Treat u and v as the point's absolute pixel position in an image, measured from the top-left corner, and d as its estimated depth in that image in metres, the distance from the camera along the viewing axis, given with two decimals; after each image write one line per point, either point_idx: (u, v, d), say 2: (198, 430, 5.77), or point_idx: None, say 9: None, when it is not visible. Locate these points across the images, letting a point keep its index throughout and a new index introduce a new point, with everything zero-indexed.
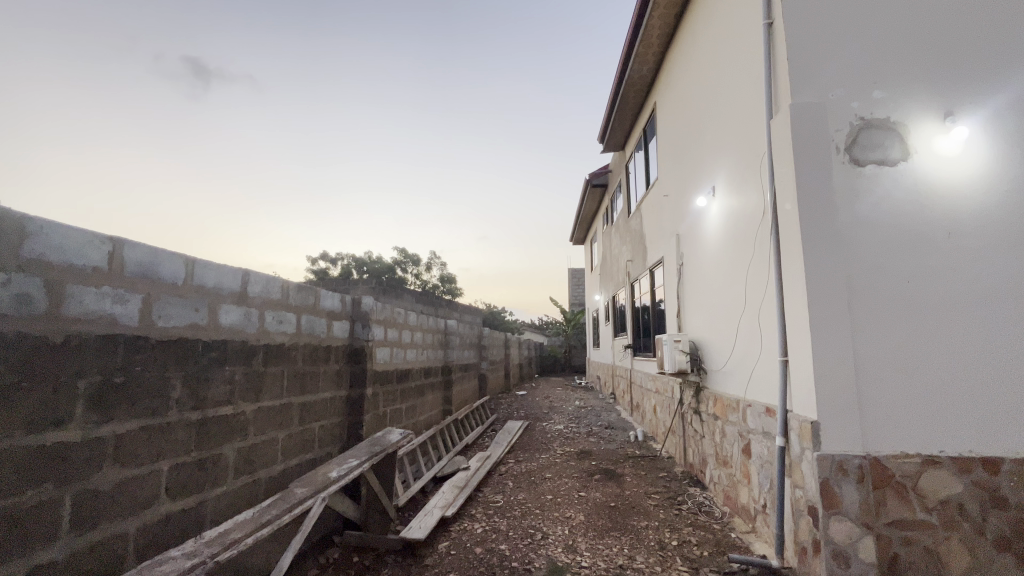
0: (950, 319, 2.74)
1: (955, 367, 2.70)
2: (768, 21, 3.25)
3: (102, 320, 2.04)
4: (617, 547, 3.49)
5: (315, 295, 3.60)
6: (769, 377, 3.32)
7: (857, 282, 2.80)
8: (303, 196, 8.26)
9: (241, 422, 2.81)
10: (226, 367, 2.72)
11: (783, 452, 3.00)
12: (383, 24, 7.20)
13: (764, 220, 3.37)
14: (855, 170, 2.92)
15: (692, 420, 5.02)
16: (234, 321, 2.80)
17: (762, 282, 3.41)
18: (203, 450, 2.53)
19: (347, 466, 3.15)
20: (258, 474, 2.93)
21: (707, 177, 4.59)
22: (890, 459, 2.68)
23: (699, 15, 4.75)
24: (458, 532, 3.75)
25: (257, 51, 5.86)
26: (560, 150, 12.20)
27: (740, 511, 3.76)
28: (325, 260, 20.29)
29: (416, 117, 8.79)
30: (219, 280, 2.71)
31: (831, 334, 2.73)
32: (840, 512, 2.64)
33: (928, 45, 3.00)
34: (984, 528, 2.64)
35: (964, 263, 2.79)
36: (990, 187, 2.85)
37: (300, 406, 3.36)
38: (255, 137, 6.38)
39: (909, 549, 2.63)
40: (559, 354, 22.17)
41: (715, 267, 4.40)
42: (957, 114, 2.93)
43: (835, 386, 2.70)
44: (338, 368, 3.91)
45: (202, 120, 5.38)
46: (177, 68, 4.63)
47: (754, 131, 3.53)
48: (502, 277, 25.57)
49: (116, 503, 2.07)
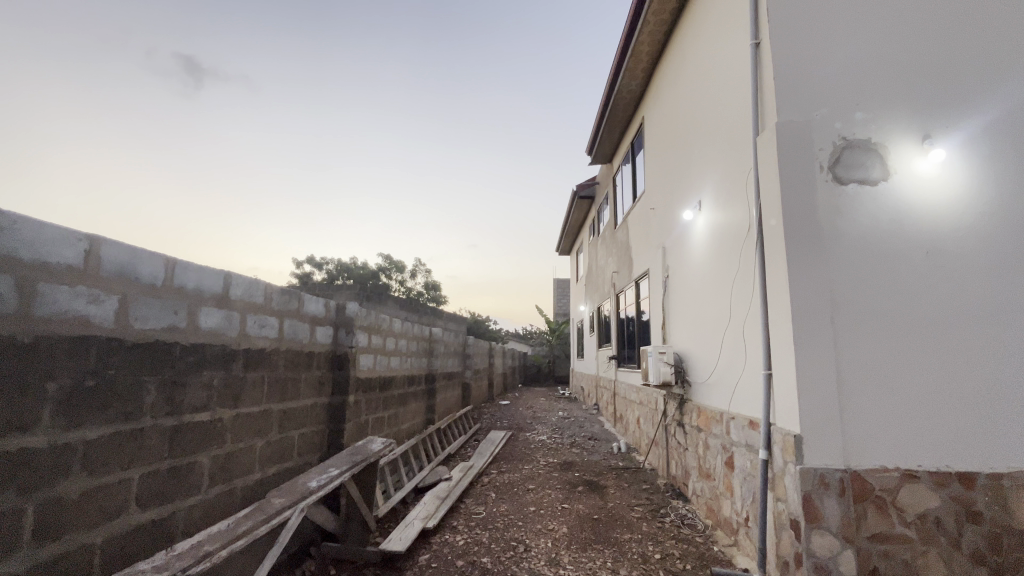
0: (929, 335, 2.81)
1: (934, 382, 2.76)
2: (755, 41, 3.31)
3: (76, 320, 1.97)
4: (600, 560, 3.46)
5: (299, 300, 3.53)
6: (753, 390, 3.34)
7: (840, 298, 2.85)
8: (290, 199, 8.17)
9: (218, 429, 2.73)
10: (204, 372, 2.64)
11: (766, 465, 3.01)
12: (379, 30, 7.23)
13: (750, 236, 3.41)
14: (838, 188, 2.99)
15: (676, 432, 5.03)
16: (215, 324, 2.72)
17: (746, 296, 3.45)
18: (177, 458, 2.44)
19: (327, 476, 3.07)
20: (234, 483, 2.83)
21: (693, 191, 4.65)
22: (871, 473, 2.71)
23: (688, 33, 4.84)
24: (439, 545, 3.67)
25: (251, 53, 5.83)
26: (548, 161, 12.31)
27: (723, 524, 3.76)
28: (310, 265, 20.06)
29: (408, 124, 8.80)
30: (200, 282, 2.64)
31: (814, 349, 2.78)
32: (821, 525, 2.66)
33: (908, 71, 3.10)
34: (960, 542, 2.69)
35: (941, 282, 2.86)
36: (965, 208, 2.94)
37: (280, 413, 3.28)
38: (246, 139, 6.30)
39: (888, 562, 2.66)
40: (543, 364, 22.19)
41: (700, 280, 4.44)
42: (935, 137, 3.02)
43: (817, 400, 2.73)
44: (320, 374, 3.84)
45: (193, 120, 5.29)
46: (169, 65, 4.53)
47: (740, 148, 3.59)
48: (489, 286, 25.57)
49: (83, 513, 1.98)
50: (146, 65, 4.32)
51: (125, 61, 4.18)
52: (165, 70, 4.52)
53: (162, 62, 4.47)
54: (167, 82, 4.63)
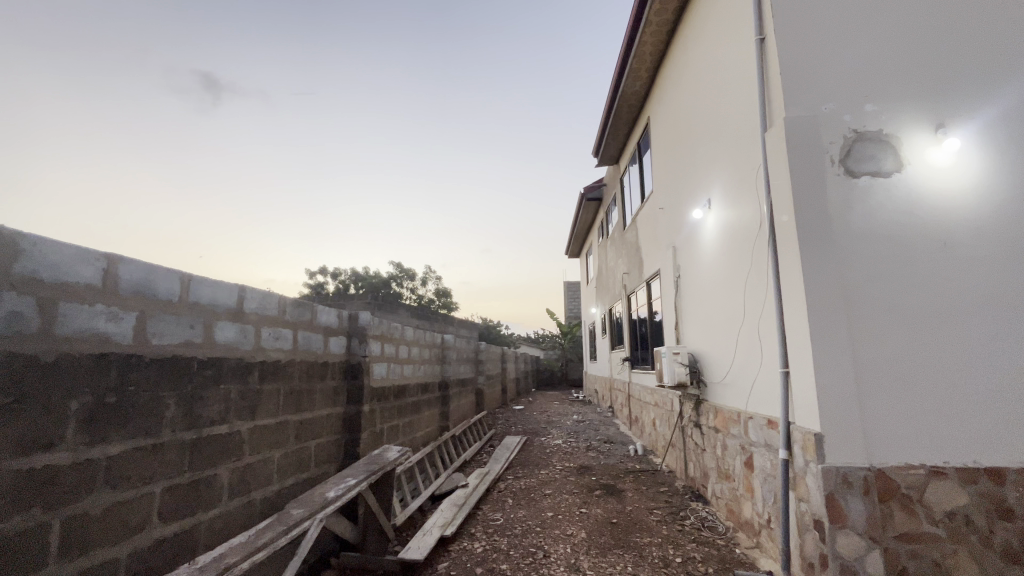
0: (950, 328, 2.75)
1: (957, 376, 2.70)
2: (759, 36, 3.29)
3: (95, 337, 2.01)
4: (620, 565, 3.42)
5: (312, 311, 3.56)
6: (770, 389, 3.30)
7: (857, 292, 2.81)
8: (304, 212, 8.25)
9: (236, 441, 2.75)
10: (221, 386, 2.67)
11: (786, 465, 2.96)
12: (388, 41, 7.31)
13: (761, 232, 3.38)
14: (849, 181, 2.94)
15: (693, 433, 4.97)
16: (230, 338, 2.75)
17: (761, 293, 3.40)
18: (197, 471, 2.46)
19: (344, 486, 3.08)
20: (253, 496, 2.85)
21: (702, 190, 4.60)
22: (895, 471, 2.65)
23: (691, 32, 4.84)
24: (457, 552, 3.65)
25: (264, 68, 5.92)
26: (557, 165, 12.29)
27: (744, 526, 3.70)
28: (322, 275, 20.27)
29: (417, 133, 8.83)
30: (215, 296, 2.68)
31: (831, 345, 2.73)
32: (847, 525, 2.60)
33: (918, 61, 3.05)
34: (992, 540, 2.61)
35: (961, 273, 2.80)
36: (982, 197, 2.89)
37: (296, 424, 3.30)
38: (260, 154, 6.38)
39: (918, 562, 2.59)
40: (556, 367, 22.13)
41: (713, 280, 4.39)
42: (948, 126, 2.97)
43: (836, 397, 2.69)
44: (334, 385, 3.86)
45: (211, 136, 5.40)
46: (187, 83, 4.64)
47: (749, 144, 3.56)
48: (500, 292, 25.59)
49: (106, 528, 2.01)
50: (163, 83, 4.43)
51: (144, 79, 4.28)
52: (184, 87, 4.64)
53: (181, 80, 4.57)
54: (186, 99, 4.73)
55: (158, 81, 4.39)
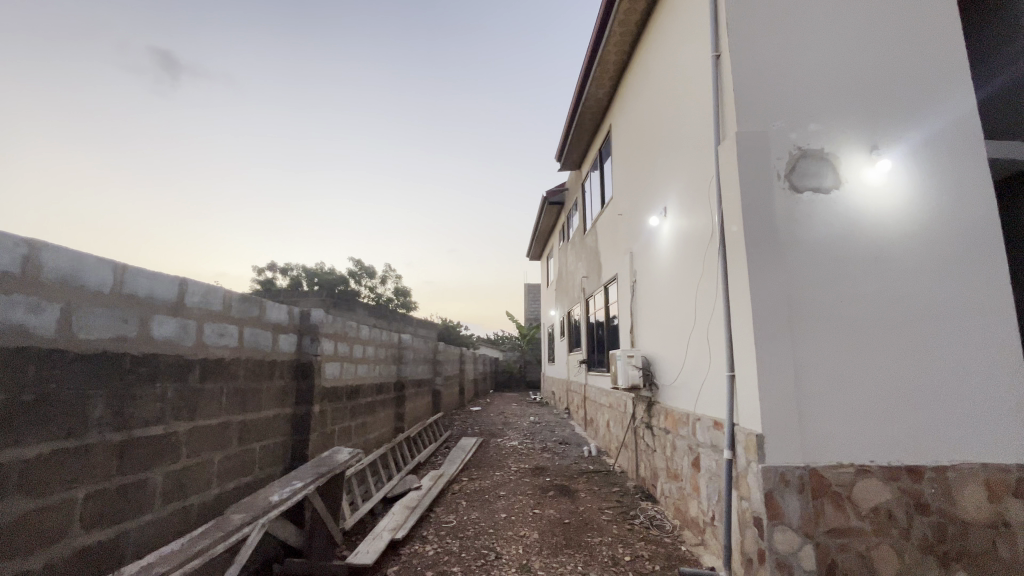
0: (879, 335, 2.95)
1: (884, 380, 2.90)
2: (715, 53, 3.41)
3: (12, 331, 1.84)
4: (571, 565, 3.46)
5: (261, 307, 3.42)
6: (717, 391, 3.43)
7: (799, 301, 2.97)
8: (259, 204, 7.88)
9: (172, 443, 2.59)
10: (157, 384, 2.51)
11: (730, 464, 3.10)
12: (354, 31, 7.09)
13: (712, 241, 3.51)
14: (793, 196, 3.11)
15: (644, 434, 5.11)
16: (169, 333, 2.60)
17: (711, 298, 3.54)
18: (126, 476, 2.30)
19: (290, 489, 2.97)
20: (190, 501, 2.70)
21: (659, 198, 4.75)
22: (828, 469, 2.81)
23: (652, 45, 4.97)
24: (408, 556, 3.59)
25: (224, 51, 5.61)
26: (522, 168, 12.32)
27: (690, 524, 3.83)
28: (273, 271, 19.38)
29: (384, 129, 8.62)
30: (153, 290, 2.52)
31: (773, 350, 2.88)
32: (783, 522, 2.74)
33: (856, 87, 3.27)
34: (911, 533, 2.81)
35: (890, 285, 3.02)
36: (909, 215, 3.12)
37: (240, 425, 3.16)
38: (215, 142, 6.04)
39: (846, 555, 2.75)
40: (514, 369, 22.17)
41: (666, 285, 4.52)
42: (881, 149, 3.19)
43: (778, 401, 2.83)
44: (283, 384, 3.71)
45: (169, 122, 5.10)
46: (143, 61, 4.34)
47: (703, 157, 3.70)
48: (461, 293, 25.37)
49: (19, 537, 1.84)
50: (116, 60, 4.12)
51: (96, 56, 3.98)
52: (138, 66, 4.34)
53: (136, 57, 4.28)
54: (140, 78, 4.42)
55: (110, 58, 4.08)
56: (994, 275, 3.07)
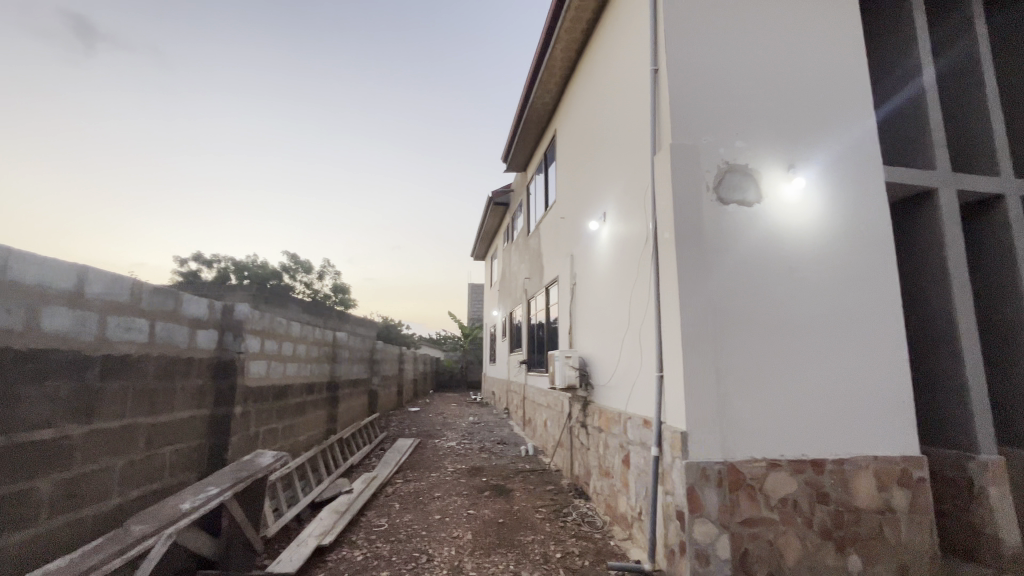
0: (791, 340, 3.20)
1: (794, 381, 3.15)
2: (654, 67, 3.56)
3: None
4: (503, 564, 3.47)
5: (177, 299, 3.17)
6: (647, 391, 3.58)
7: (722, 306, 3.15)
8: (182, 190, 7.29)
9: (64, 448, 2.34)
10: (47, 383, 2.26)
11: (656, 461, 3.24)
12: (296, 12, 6.73)
13: (647, 247, 3.66)
14: (720, 207, 3.31)
15: (579, 433, 5.24)
16: (65, 326, 2.35)
17: (643, 302, 3.69)
18: (4, 486, 2.05)
19: (204, 496, 2.76)
20: (85, 512, 2.44)
21: (599, 203, 4.89)
22: (744, 464, 3.00)
23: (597, 54, 5.11)
24: (335, 562, 3.45)
25: (148, 20, 5.15)
26: (468, 167, 12.26)
27: (619, 519, 3.98)
28: (197, 262, 18.02)
29: (325, 118, 8.28)
30: (45, 277, 2.26)
31: (698, 352, 3.04)
32: (702, 514, 2.90)
33: (778, 110, 3.53)
34: (813, 521, 3.06)
35: (801, 293, 3.29)
36: (820, 230, 3.40)
37: (149, 427, 2.90)
38: (135, 119, 5.52)
39: (756, 544, 2.96)
40: (456, 369, 22.02)
41: (604, 288, 4.66)
42: (797, 168, 3.47)
43: (701, 400, 2.99)
44: (201, 383, 3.45)
45: (77, 93, 4.62)
46: (53, 25, 3.79)
47: (640, 166, 3.85)
48: (403, 291, 24.83)
49: None
50: (21, 21, 3.53)
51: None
52: (48, 31, 3.78)
53: (47, 22, 3.72)
54: (50, 43, 3.89)
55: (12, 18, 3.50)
56: (888, 286, 3.42)
